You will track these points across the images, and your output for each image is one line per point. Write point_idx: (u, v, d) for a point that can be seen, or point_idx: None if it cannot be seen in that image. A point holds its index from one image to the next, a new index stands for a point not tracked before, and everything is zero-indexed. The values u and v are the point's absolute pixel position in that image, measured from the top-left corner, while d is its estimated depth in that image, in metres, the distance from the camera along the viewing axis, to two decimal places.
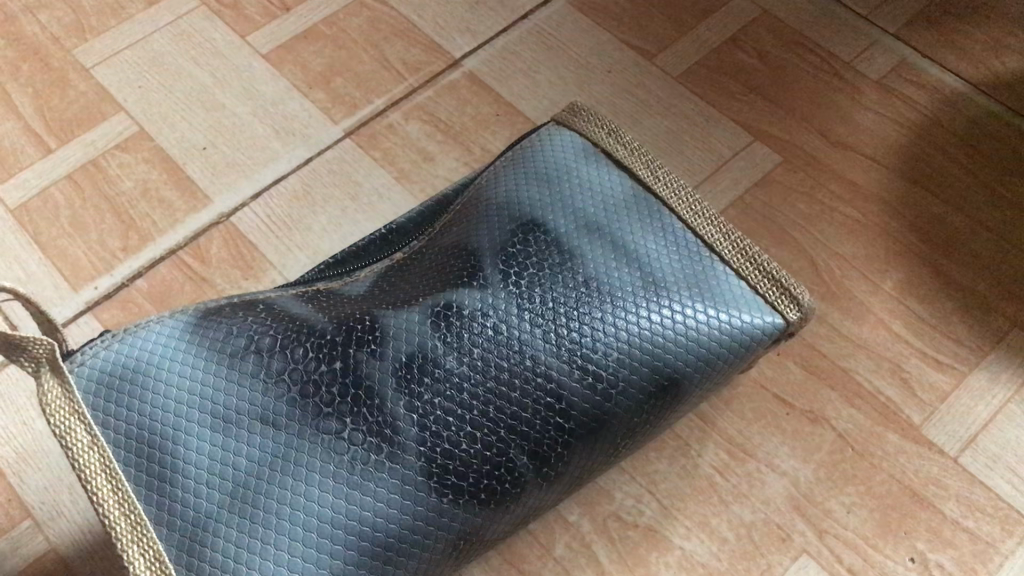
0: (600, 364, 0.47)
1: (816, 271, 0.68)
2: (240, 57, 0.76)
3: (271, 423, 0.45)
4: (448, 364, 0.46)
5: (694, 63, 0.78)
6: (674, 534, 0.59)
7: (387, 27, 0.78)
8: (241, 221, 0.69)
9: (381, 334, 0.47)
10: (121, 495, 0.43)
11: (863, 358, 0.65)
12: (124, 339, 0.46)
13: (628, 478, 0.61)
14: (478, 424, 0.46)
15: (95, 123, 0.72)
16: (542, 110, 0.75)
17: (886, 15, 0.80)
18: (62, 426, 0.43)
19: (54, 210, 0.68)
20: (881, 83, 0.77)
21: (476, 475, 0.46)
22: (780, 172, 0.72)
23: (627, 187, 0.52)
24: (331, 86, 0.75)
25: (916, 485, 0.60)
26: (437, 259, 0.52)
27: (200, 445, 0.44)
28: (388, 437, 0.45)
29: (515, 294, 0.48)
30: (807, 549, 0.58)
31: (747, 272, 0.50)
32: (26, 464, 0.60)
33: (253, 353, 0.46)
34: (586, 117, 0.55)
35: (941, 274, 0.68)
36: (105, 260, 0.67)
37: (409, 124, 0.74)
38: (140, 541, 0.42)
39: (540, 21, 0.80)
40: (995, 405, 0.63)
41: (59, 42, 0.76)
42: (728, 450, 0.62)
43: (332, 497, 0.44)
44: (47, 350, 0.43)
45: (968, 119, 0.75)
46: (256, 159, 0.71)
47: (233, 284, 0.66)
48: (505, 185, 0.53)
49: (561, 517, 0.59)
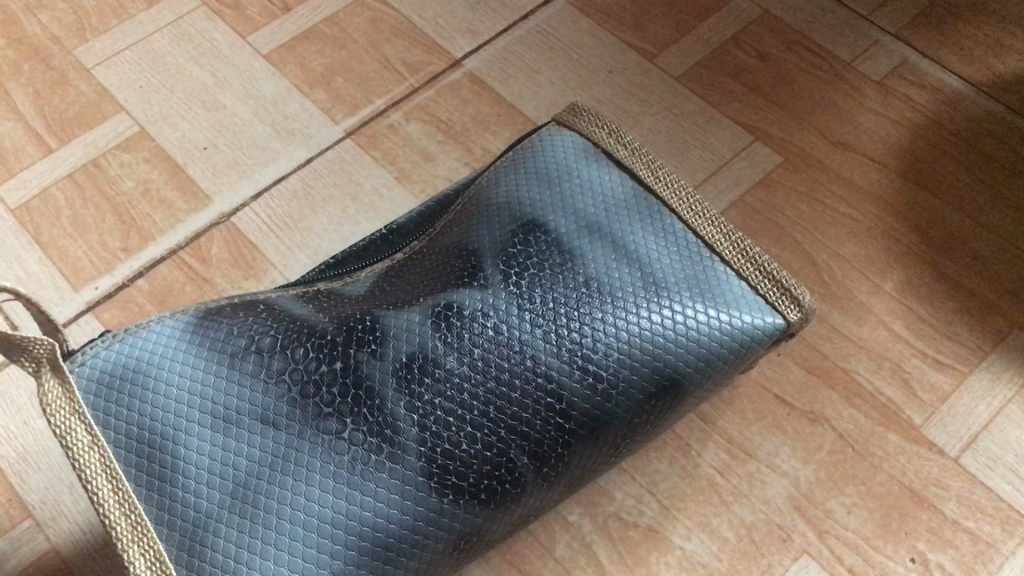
0: (600, 364, 0.47)
1: (817, 271, 0.68)
2: (240, 57, 0.76)
3: (272, 424, 0.45)
4: (448, 364, 0.46)
5: (695, 63, 0.78)
6: (675, 534, 0.59)
7: (388, 27, 0.78)
8: (242, 221, 0.69)
9: (381, 334, 0.47)
10: (122, 495, 0.43)
11: (864, 358, 0.65)
12: (125, 339, 0.46)
13: (628, 479, 0.61)
14: (478, 424, 0.46)
15: (95, 122, 0.72)
16: (543, 111, 0.75)
17: (887, 16, 0.80)
18: (62, 426, 0.43)
19: (55, 210, 0.68)
20: (882, 84, 0.77)
21: (476, 475, 0.46)
22: (780, 172, 0.72)
23: (627, 187, 0.52)
24: (331, 86, 0.75)
25: (916, 486, 0.60)
26: (437, 259, 0.52)
27: (200, 445, 0.44)
28: (389, 437, 0.45)
29: (515, 294, 0.48)
30: (808, 550, 0.58)
31: (747, 272, 0.50)
32: (26, 464, 0.60)
33: (253, 353, 0.46)
34: (587, 117, 0.55)
35: (942, 274, 0.68)
36: (105, 260, 0.67)
37: (409, 124, 0.74)
38: (141, 541, 0.42)
39: (540, 22, 0.80)
40: (995, 406, 0.63)
41: (59, 42, 0.76)
42: (728, 450, 0.62)
43: (332, 497, 0.44)
44: (48, 350, 0.43)
45: (968, 119, 0.75)
46: (256, 159, 0.71)
47: (234, 284, 0.66)
48: (505, 185, 0.53)
49: (561, 517, 0.59)
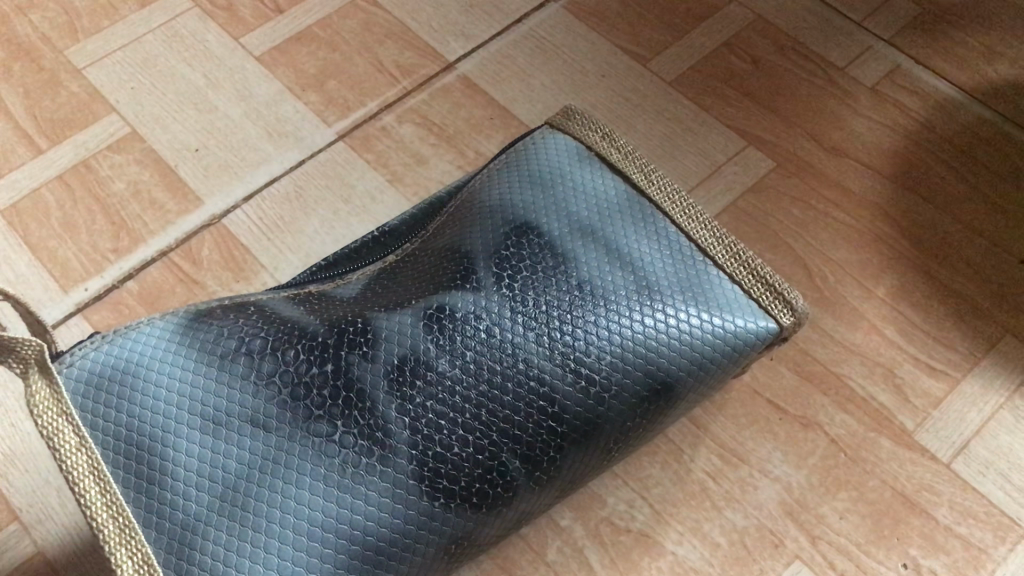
0: (593, 367, 0.47)
1: (809, 276, 0.68)
2: (233, 59, 0.76)
3: (262, 426, 0.44)
4: (440, 367, 0.46)
5: (688, 68, 0.78)
6: (667, 539, 0.58)
7: (381, 30, 0.78)
8: (233, 223, 0.68)
9: (373, 336, 0.47)
10: (109, 497, 0.42)
11: (856, 363, 0.65)
12: (114, 340, 0.46)
13: (620, 483, 0.60)
14: (471, 427, 0.46)
15: (86, 123, 0.72)
16: (536, 114, 0.75)
17: (880, 22, 0.80)
18: (49, 427, 0.42)
19: (44, 211, 0.68)
20: (876, 90, 0.77)
21: (467, 478, 0.45)
22: (774, 177, 0.72)
23: (621, 191, 0.52)
24: (325, 89, 0.75)
25: (908, 491, 0.60)
26: (429, 261, 0.52)
27: (190, 447, 0.44)
28: (380, 440, 0.45)
29: (508, 297, 0.48)
30: (800, 555, 0.58)
31: (741, 276, 0.50)
32: (13, 466, 0.59)
33: (244, 354, 0.46)
34: (580, 120, 0.55)
35: (934, 280, 0.68)
36: (95, 261, 0.66)
37: (403, 126, 0.73)
38: (129, 543, 0.42)
39: (534, 25, 0.80)
40: (987, 412, 0.63)
41: (51, 43, 0.75)
42: (720, 455, 0.61)
43: (323, 500, 0.43)
44: (36, 351, 0.42)
45: (962, 126, 0.75)
46: (247, 161, 0.71)
47: (224, 285, 0.66)
48: (499, 187, 0.52)
49: (553, 521, 0.59)
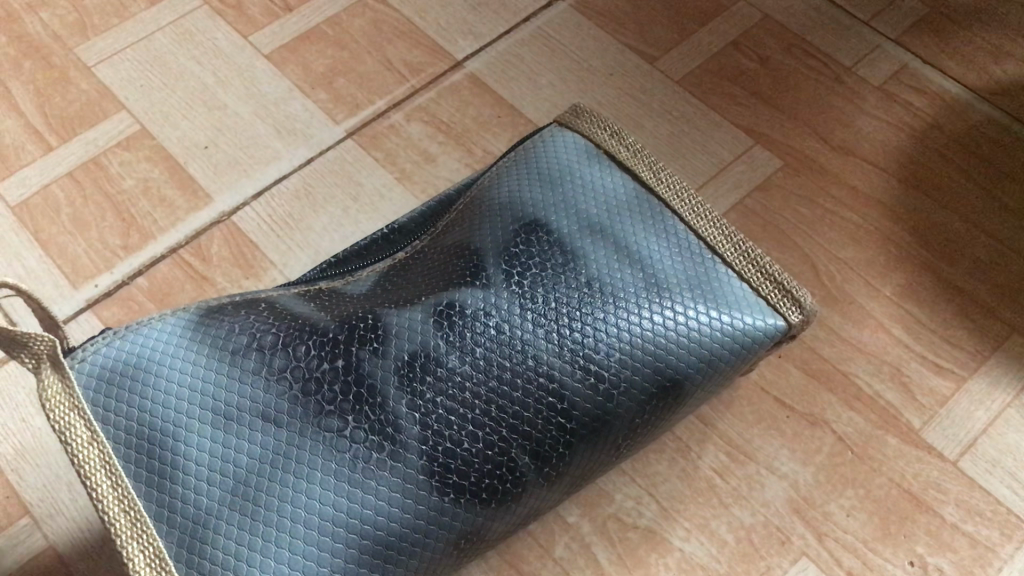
0: (601, 364, 0.47)
1: (817, 275, 0.68)
2: (241, 57, 0.76)
3: (273, 421, 0.45)
4: (450, 363, 0.46)
5: (696, 67, 0.78)
6: (674, 536, 0.59)
7: (390, 29, 0.78)
8: (243, 220, 0.69)
9: (383, 332, 0.47)
10: (121, 491, 0.43)
11: (863, 361, 0.65)
12: (126, 335, 0.46)
13: (627, 480, 0.61)
14: (480, 423, 0.46)
15: (96, 121, 0.72)
16: (544, 112, 0.75)
17: (887, 21, 0.80)
18: (61, 422, 0.43)
19: (55, 208, 0.68)
20: (883, 90, 0.77)
21: (477, 474, 0.46)
22: (781, 176, 0.72)
23: (630, 189, 0.52)
24: (334, 87, 0.75)
25: (915, 489, 0.60)
26: (437, 258, 0.52)
27: (201, 442, 0.44)
28: (390, 436, 0.45)
29: (517, 294, 0.48)
30: (807, 553, 0.58)
31: (748, 273, 0.50)
32: (25, 461, 0.59)
33: (254, 350, 0.46)
34: (588, 118, 0.55)
35: (941, 279, 0.68)
36: (106, 258, 0.67)
37: (410, 124, 0.74)
38: (141, 537, 0.42)
39: (542, 24, 0.80)
40: (994, 410, 0.63)
41: (60, 40, 0.76)
42: (727, 452, 0.62)
43: (334, 495, 0.44)
44: (48, 346, 0.43)
45: (968, 125, 0.75)
46: (257, 158, 0.71)
47: (234, 283, 0.66)
48: (508, 185, 0.53)
49: (561, 518, 0.59)
